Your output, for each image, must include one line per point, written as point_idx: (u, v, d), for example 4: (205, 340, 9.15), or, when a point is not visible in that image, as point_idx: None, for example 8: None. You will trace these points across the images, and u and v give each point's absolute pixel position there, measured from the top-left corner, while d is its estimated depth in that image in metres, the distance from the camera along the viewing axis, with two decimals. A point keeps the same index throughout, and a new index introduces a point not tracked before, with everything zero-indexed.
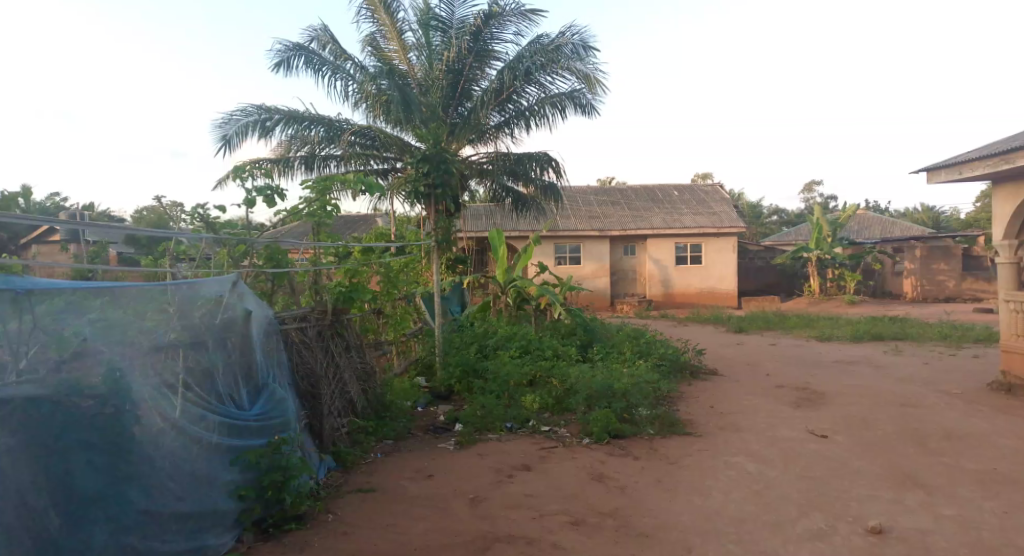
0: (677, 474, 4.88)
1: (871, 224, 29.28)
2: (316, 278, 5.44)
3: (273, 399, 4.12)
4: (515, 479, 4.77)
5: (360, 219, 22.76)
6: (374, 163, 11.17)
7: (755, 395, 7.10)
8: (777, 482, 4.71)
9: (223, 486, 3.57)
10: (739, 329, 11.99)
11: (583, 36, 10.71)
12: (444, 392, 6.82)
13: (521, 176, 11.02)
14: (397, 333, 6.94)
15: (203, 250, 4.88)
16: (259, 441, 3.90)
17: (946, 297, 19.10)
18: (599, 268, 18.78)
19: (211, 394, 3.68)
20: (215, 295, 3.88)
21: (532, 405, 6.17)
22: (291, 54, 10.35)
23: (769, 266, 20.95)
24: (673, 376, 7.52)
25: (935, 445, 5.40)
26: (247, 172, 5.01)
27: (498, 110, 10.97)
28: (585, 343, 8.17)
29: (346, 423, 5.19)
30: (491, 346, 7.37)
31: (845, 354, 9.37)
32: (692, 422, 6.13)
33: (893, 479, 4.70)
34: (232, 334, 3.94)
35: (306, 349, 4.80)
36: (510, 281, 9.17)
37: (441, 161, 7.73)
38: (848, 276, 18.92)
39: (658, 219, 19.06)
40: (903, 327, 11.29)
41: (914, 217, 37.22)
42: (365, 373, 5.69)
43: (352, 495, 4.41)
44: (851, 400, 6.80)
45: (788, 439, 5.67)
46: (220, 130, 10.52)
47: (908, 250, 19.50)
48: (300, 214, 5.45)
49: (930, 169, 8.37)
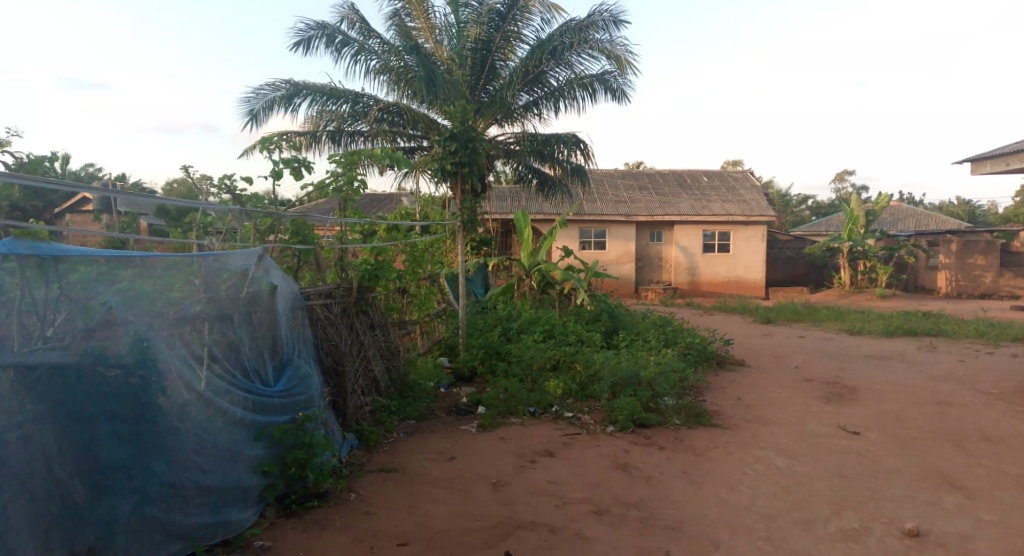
0: (705, 466, 4.78)
1: (905, 216, 28.68)
2: (341, 255, 5.32)
3: (297, 375, 4.08)
4: (538, 465, 4.69)
5: (386, 196, 22.77)
6: (401, 141, 11.09)
7: (784, 387, 6.96)
8: (807, 478, 4.59)
9: (246, 462, 3.52)
10: (767, 319, 11.80)
11: (614, 13, 10.45)
12: (466, 374, 6.77)
13: (549, 157, 10.80)
14: (421, 313, 6.88)
15: (230, 223, 4.84)
16: (283, 418, 3.85)
17: (980, 294, 18.64)
18: (624, 254, 18.56)
19: (236, 368, 3.63)
20: (241, 268, 3.81)
21: (556, 390, 6.08)
22: (313, 34, 10.21)
23: (798, 257, 20.59)
24: (699, 366, 7.38)
25: (973, 446, 5.23)
26: (275, 143, 4.92)
27: (527, 90, 10.77)
28: (610, 329, 8.04)
29: (369, 402, 5.15)
30: (515, 330, 7.29)
31: (878, 348, 9.17)
32: (719, 413, 6.02)
33: (929, 481, 4.55)
34: (258, 309, 3.88)
35: (331, 326, 4.74)
36: (535, 264, 9.08)
37: (469, 140, 7.56)
38: (880, 269, 18.39)
39: (685, 205, 18.79)
40: (937, 323, 11.02)
41: (949, 210, 36.37)
42: (389, 352, 5.65)
43: (374, 474, 4.36)
44: (884, 396, 6.63)
45: (818, 434, 5.53)
46: (248, 104, 10.45)
47: (943, 244, 19.03)
48: (327, 189, 5.34)
49: (975, 160, 8.09)
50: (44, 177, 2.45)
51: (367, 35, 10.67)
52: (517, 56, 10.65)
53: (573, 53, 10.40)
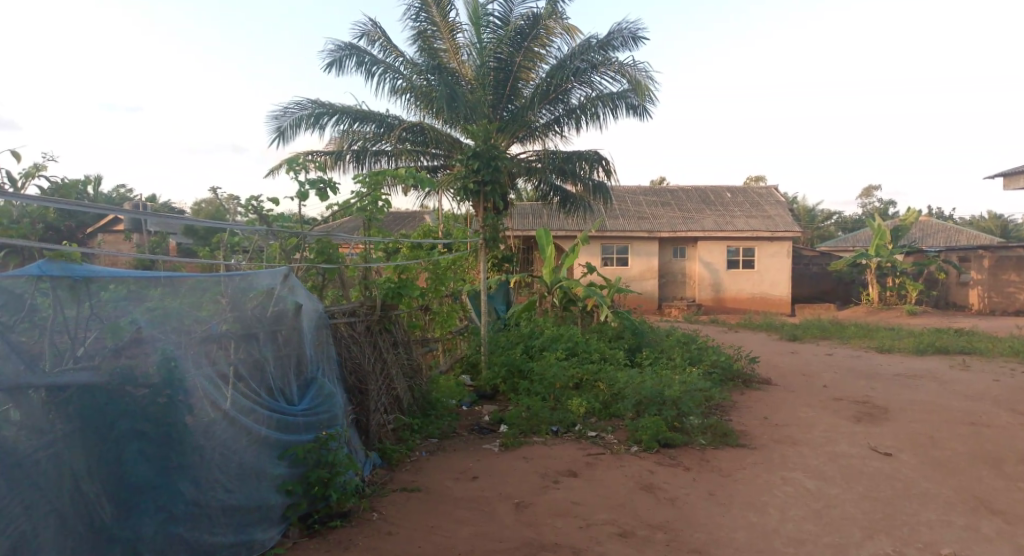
0: (732, 488, 4.69)
1: (935, 231, 28.13)
2: (365, 273, 5.38)
3: (321, 394, 4.10)
4: (561, 485, 4.64)
5: (410, 215, 22.96)
6: (424, 160, 11.21)
7: (812, 407, 6.81)
8: (838, 501, 4.48)
9: (270, 481, 3.53)
10: (794, 336, 11.60)
11: (634, 31, 10.46)
12: (488, 392, 6.74)
13: (570, 174, 10.79)
14: (443, 330, 6.87)
15: (256, 243, 4.91)
16: (307, 437, 3.87)
17: (1015, 311, 18.12)
18: (646, 270, 18.45)
19: (262, 387, 3.66)
20: (266, 287, 3.87)
21: (579, 409, 6.02)
22: (344, 53, 10.34)
23: (824, 273, 20.26)
24: (724, 384, 7.28)
25: (1011, 468, 5.07)
26: (301, 164, 4.98)
27: (547, 109, 10.85)
28: (633, 346, 7.94)
29: (392, 420, 5.15)
30: (537, 347, 7.25)
31: (910, 367, 8.94)
32: (745, 433, 5.91)
33: (966, 505, 4.41)
34: (282, 327, 3.92)
35: (354, 345, 4.77)
36: (557, 281, 9.06)
37: (491, 158, 7.59)
38: (909, 286, 18.06)
39: (709, 221, 18.65)
40: (971, 340, 10.72)
41: (980, 225, 35.58)
42: (412, 371, 5.65)
43: (396, 494, 4.34)
44: (916, 416, 6.45)
45: (848, 455, 5.40)
46: (276, 123, 10.64)
47: (975, 260, 18.59)
48: (351, 208, 5.39)
49: (1008, 174, 7.92)
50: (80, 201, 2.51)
51: (393, 54, 10.82)
52: (537, 75, 10.76)
53: (594, 72, 10.44)
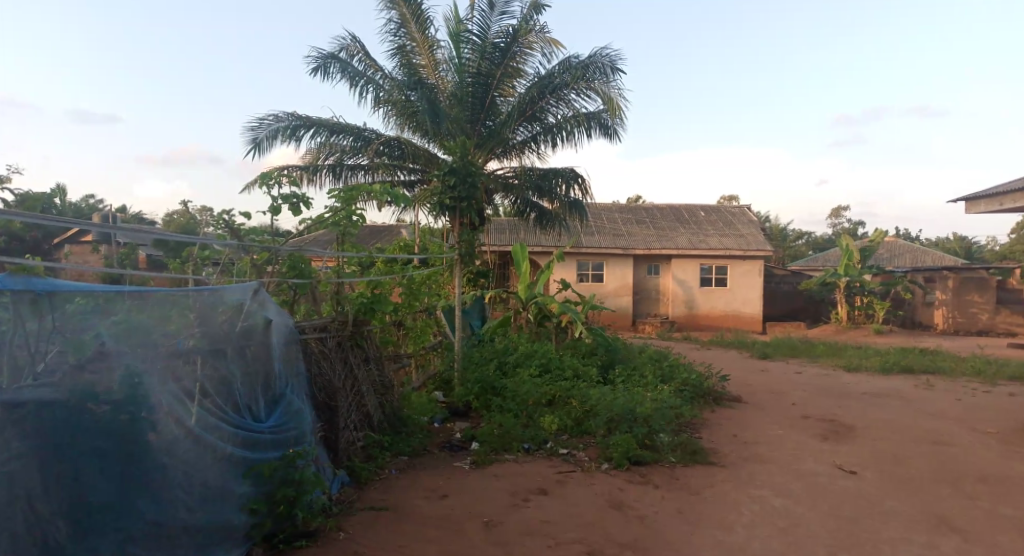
0: (700, 505, 4.74)
1: (901, 252, 28.81)
2: (338, 289, 5.35)
3: (289, 410, 4.06)
4: (531, 503, 4.63)
5: (385, 228, 22.90)
6: (401, 174, 11.18)
7: (780, 425, 6.90)
8: (803, 519, 4.55)
9: (234, 500, 3.48)
10: (764, 354, 11.76)
11: (614, 58, 10.56)
12: (461, 409, 6.72)
13: (547, 192, 10.89)
14: (416, 346, 6.85)
15: (227, 256, 4.87)
16: (274, 454, 3.82)
17: (978, 331, 18.60)
18: (621, 286, 18.59)
19: (228, 403, 3.61)
20: (237, 302, 3.84)
21: (551, 426, 6.04)
22: (323, 64, 10.32)
23: (795, 291, 20.61)
24: (695, 402, 7.34)
25: (970, 487, 5.20)
26: (274, 179, 4.96)
27: (524, 126, 10.92)
28: (606, 363, 7.99)
29: (362, 437, 5.10)
30: (511, 364, 7.25)
31: (876, 385, 9.11)
32: (714, 451, 5.97)
33: (926, 522, 4.51)
34: (251, 343, 3.88)
35: (325, 361, 4.73)
36: (532, 297, 9.07)
37: (468, 174, 7.62)
38: (877, 305, 18.46)
39: (683, 239, 18.90)
40: (934, 360, 10.97)
41: (946, 246, 36.51)
42: (384, 387, 5.61)
43: (364, 513, 4.30)
44: (880, 435, 6.57)
45: (814, 474, 5.48)
46: (251, 134, 10.53)
47: (940, 280, 19.07)
48: (325, 222, 5.37)
49: (970, 199, 8.17)
50: (51, 215, 2.47)
51: (372, 68, 10.85)
52: (516, 91, 10.80)
53: (570, 90, 10.55)
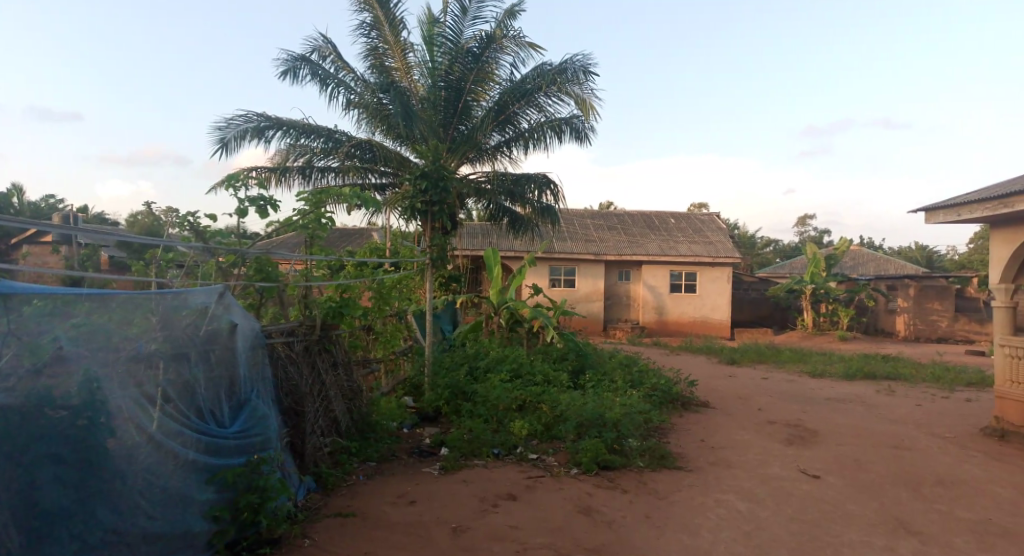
0: (667, 510, 4.79)
1: (865, 260, 29.52)
2: (306, 292, 5.28)
3: (254, 416, 3.99)
4: (500, 509, 4.63)
5: (356, 231, 22.71)
6: (372, 177, 11.11)
7: (746, 430, 7.01)
8: (767, 523, 4.62)
9: (197, 506, 3.40)
10: (731, 360, 11.95)
11: (585, 62, 10.70)
12: (430, 414, 6.69)
13: (519, 197, 10.92)
14: (386, 350, 6.79)
15: (192, 259, 4.79)
16: (238, 460, 3.76)
17: (937, 337, 19.13)
18: (593, 292, 18.71)
19: (191, 408, 3.55)
20: (200, 305, 3.77)
21: (521, 431, 6.04)
22: (294, 66, 10.22)
23: (763, 298, 20.98)
24: (664, 407, 7.42)
25: (928, 490, 5.35)
26: (241, 180, 4.89)
27: (497, 131, 10.94)
28: (577, 368, 8.03)
29: (329, 443, 5.04)
30: (482, 369, 7.24)
31: (839, 391, 9.31)
32: (682, 455, 6.04)
33: (886, 526, 4.62)
34: (216, 347, 3.82)
35: (292, 365, 4.67)
36: (504, 302, 9.07)
37: (439, 179, 7.60)
38: (841, 312, 18.88)
39: (654, 245, 19.12)
40: (895, 366, 11.25)
41: (908, 255, 37.54)
42: (352, 392, 5.55)
43: (331, 519, 4.24)
44: (843, 440, 6.72)
45: (778, 478, 5.57)
46: (219, 134, 10.36)
47: (902, 288, 19.59)
48: (294, 225, 5.31)
49: (929, 210, 8.40)
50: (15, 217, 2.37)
51: (344, 70, 10.79)
52: (489, 96, 10.81)
53: (543, 95, 10.63)
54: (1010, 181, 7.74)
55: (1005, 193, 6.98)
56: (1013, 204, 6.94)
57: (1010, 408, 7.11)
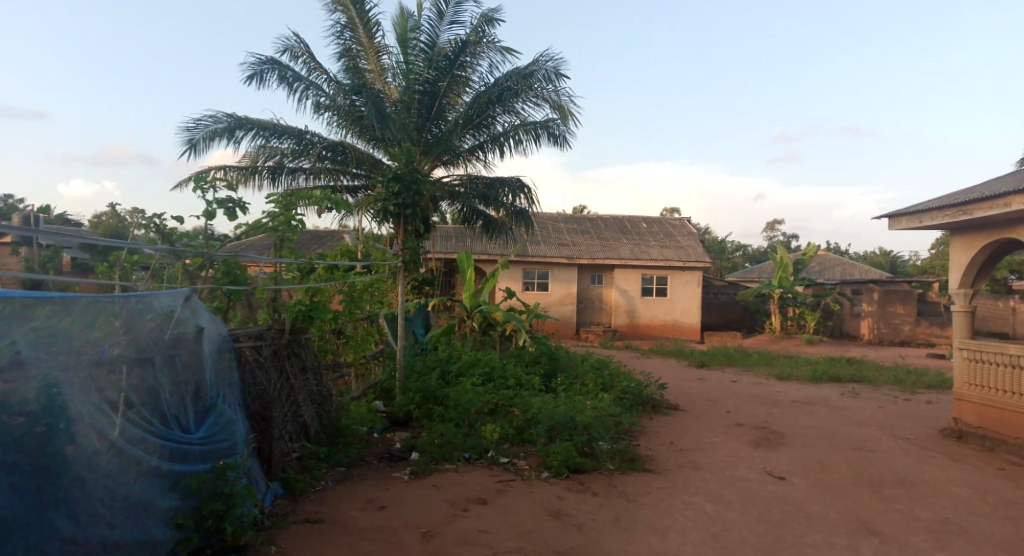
0: (636, 512, 4.84)
1: (831, 265, 30.17)
2: (274, 295, 5.20)
3: (220, 421, 3.93)
4: (470, 513, 4.63)
5: (327, 234, 22.48)
6: (344, 179, 11.03)
7: (715, 432, 7.12)
8: (734, 524, 4.70)
9: (159, 514, 3.33)
10: (701, 363, 12.12)
11: (556, 62, 10.76)
12: (401, 418, 6.66)
13: (493, 201, 10.93)
14: (356, 354, 6.74)
15: (158, 262, 4.70)
16: (202, 466, 3.70)
17: (900, 341, 19.59)
18: (566, 295, 18.81)
19: (155, 414, 3.48)
20: (166, 309, 3.70)
21: (492, 435, 6.05)
22: (263, 67, 10.08)
23: (732, 301, 21.31)
24: (634, 410, 7.49)
25: (889, 491, 5.49)
26: (209, 181, 4.81)
27: (471, 134, 10.98)
28: (549, 371, 8.07)
29: (297, 448, 4.97)
30: (454, 373, 7.22)
31: (805, 394, 9.50)
32: (652, 458, 6.10)
33: (849, 526, 4.73)
34: (181, 351, 3.76)
35: (260, 369, 4.62)
36: (477, 305, 9.05)
37: (412, 181, 7.58)
38: (808, 316, 19.25)
39: (626, 250, 19.30)
40: (858, 369, 11.52)
41: (872, 259, 38.48)
42: (321, 396, 5.50)
43: (298, 526, 4.19)
44: (809, 442, 6.86)
45: (745, 480, 5.66)
46: (187, 134, 10.18)
47: (866, 293, 20.03)
48: (263, 227, 5.25)
49: (892, 217, 8.61)
50: None
51: (315, 71, 10.69)
52: (463, 100, 10.82)
53: (518, 100, 10.68)
54: (969, 188, 7.97)
55: (963, 201, 7.19)
56: (971, 212, 7.15)
57: (966, 409, 7.38)
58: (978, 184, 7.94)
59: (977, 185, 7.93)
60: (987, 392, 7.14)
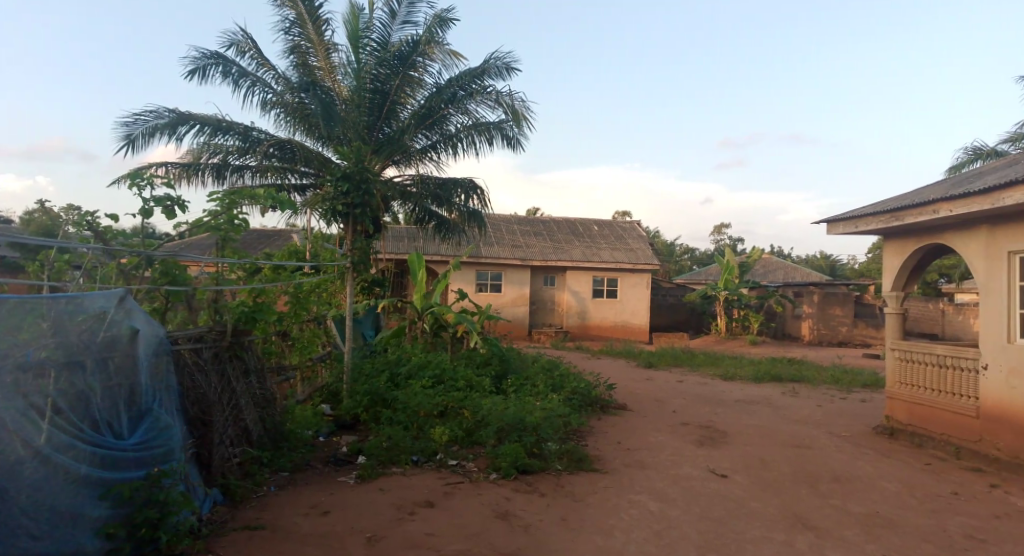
0: (583, 512, 4.90)
1: (774, 268, 31.19)
2: (216, 296, 5.05)
3: (157, 426, 3.80)
4: (417, 516, 4.60)
5: (274, 233, 21.98)
6: (292, 177, 10.83)
7: (660, 431, 7.27)
8: (677, 522, 4.81)
9: (87, 524, 3.20)
10: (649, 364, 12.36)
11: (507, 61, 10.77)
12: (348, 421, 6.57)
13: (445, 201, 10.90)
14: (302, 356, 6.61)
15: (91, 261, 4.52)
16: (136, 473, 3.57)
17: (838, 341, 20.39)
18: (519, 297, 18.89)
19: (84, 420, 3.35)
20: (99, 310, 3.56)
21: (441, 437, 6.04)
22: (207, 63, 9.80)
23: (680, 303, 21.81)
24: (583, 410, 7.59)
25: (824, 487, 5.71)
26: (146, 178, 4.66)
27: (424, 133, 10.85)
28: (499, 373, 8.09)
29: (238, 453, 4.85)
30: (403, 375, 7.16)
31: (747, 393, 9.79)
32: (599, 458, 6.19)
33: (786, 522, 4.90)
34: (114, 354, 3.62)
35: (199, 373, 4.49)
36: (428, 307, 8.98)
37: (362, 181, 7.49)
38: (752, 317, 19.84)
39: (578, 252, 19.52)
40: (797, 369, 11.95)
41: (812, 263, 39.97)
42: (265, 400, 5.38)
43: (237, 533, 4.08)
44: (750, 440, 7.07)
45: (689, 478, 5.81)
46: (125, 129, 9.82)
47: (807, 295, 20.78)
48: (204, 226, 5.10)
49: (830, 222, 8.95)
50: None
51: (263, 67, 10.44)
52: (416, 100, 10.74)
53: (471, 101, 10.67)
54: (901, 196, 8.36)
55: (896, 207, 7.54)
56: (902, 218, 7.50)
57: (897, 408, 7.75)
58: (910, 191, 8.34)
59: (908, 192, 8.33)
60: (916, 391, 7.50)
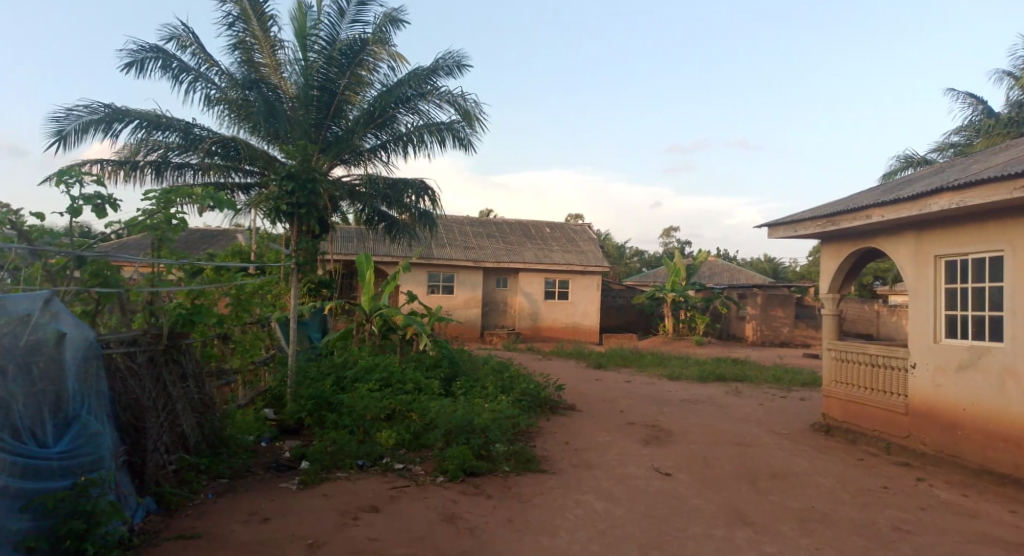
0: (529, 513, 4.93)
1: (720, 270, 32.05)
2: (151, 298, 4.90)
3: (85, 433, 3.65)
4: (360, 522, 4.54)
5: (218, 234, 21.35)
6: (236, 176, 10.56)
7: (608, 432, 7.37)
8: (622, 521, 4.89)
9: (6, 537, 3.05)
10: (597, 364, 12.53)
11: (458, 60, 10.74)
12: (292, 426, 6.44)
13: (396, 202, 10.80)
14: (244, 360, 6.45)
15: (15, 263, 4.31)
16: (61, 483, 3.42)
17: (780, 341, 21.08)
18: (471, 299, 18.87)
19: (5, 428, 3.18)
20: (22, 314, 3.38)
21: (387, 441, 5.98)
22: (145, 56, 9.46)
23: (629, 305, 22.18)
24: (532, 412, 7.63)
25: (763, 483, 5.91)
26: (75, 175, 4.46)
27: (374, 134, 10.77)
28: (449, 375, 8.07)
29: (174, 460, 4.70)
30: (350, 379, 7.06)
31: (692, 393, 10.04)
32: (547, 459, 6.25)
33: (726, 518, 5.05)
34: (38, 359, 3.45)
35: (133, 378, 4.34)
36: (376, 309, 8.84)
37: (308, 181, 7.36)
38: (698, 318, 20.33)
39: (530, 254, 19.64)
40: (740, 369, 12.30)
41: (756, 266, 41.26)
42: (203, 404, 5.23)
43: (171, 542, 3.95)
44: (694, 439, 7.25)
45: (634, 477, 5.91)
46: (56, 124, 9.38)
47: (751, 297, 21.43)
48: (139, 225, 4.93)
49: (772, 226, 9.26)
50: None
51: (205, 62, 10.14)
52: (365, 99, 10.62)
53: (421, 101, 10.62)
54: (838, 201, 8.71)
55: (832, 212, 7.85)
56: (837, 223, 7.82)
57: (834, 406, 8.07)
58: (846, 197, 8.69)
59: (844, 198, 8.68)
60: (851, 389, 7.83)
